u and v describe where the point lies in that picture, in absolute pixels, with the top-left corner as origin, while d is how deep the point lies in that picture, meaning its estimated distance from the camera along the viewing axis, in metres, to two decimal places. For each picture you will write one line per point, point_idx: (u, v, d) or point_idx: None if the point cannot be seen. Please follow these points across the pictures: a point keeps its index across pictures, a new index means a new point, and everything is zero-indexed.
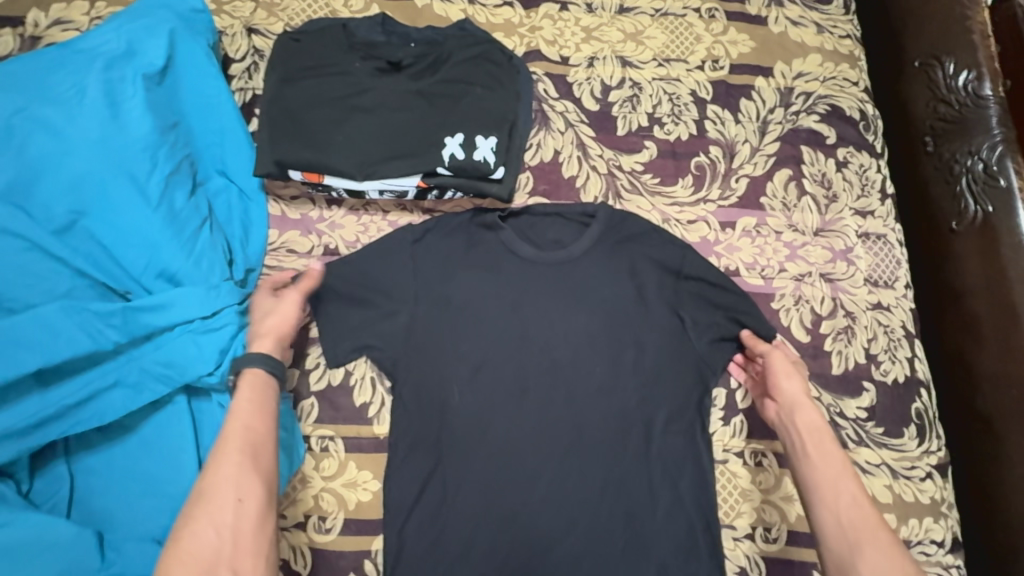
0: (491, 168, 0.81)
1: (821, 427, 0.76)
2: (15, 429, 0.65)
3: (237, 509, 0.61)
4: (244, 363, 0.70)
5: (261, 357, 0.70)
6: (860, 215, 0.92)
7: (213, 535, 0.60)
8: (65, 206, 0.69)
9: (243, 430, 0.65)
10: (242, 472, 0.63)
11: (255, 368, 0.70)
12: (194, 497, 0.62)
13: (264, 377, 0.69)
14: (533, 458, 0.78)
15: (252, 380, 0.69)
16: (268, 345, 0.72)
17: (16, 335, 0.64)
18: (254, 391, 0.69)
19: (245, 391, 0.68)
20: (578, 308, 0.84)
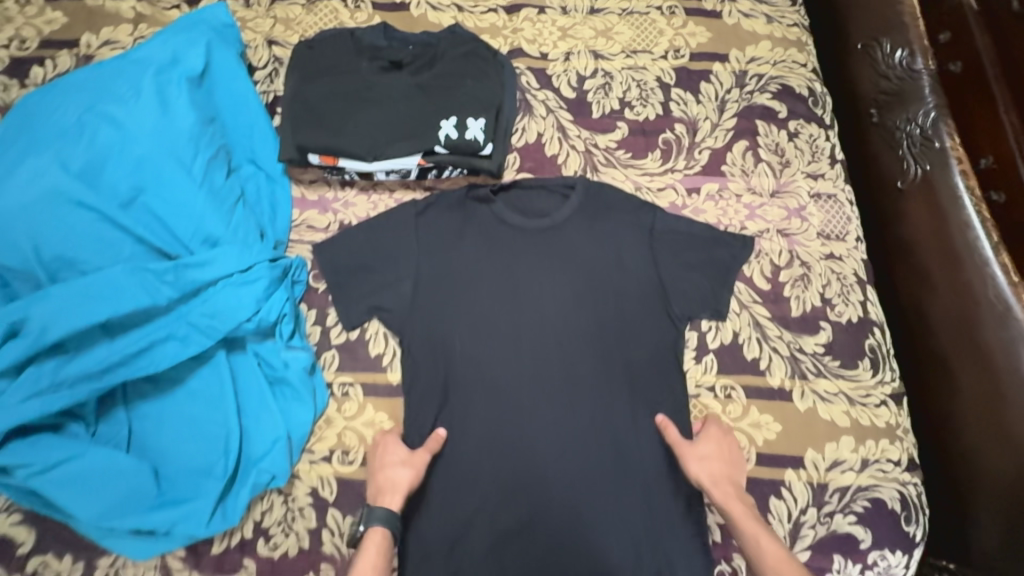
0: (481, 145, 0.93)
1: (735, 502, 0.83)
2: (88, 373, 0.76)
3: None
4: (372, 520, 0.79)
5: (381, 513, 0.80)
6: (811, 178, 1.04)
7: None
8: (127, 184, 0.80)
9: None
10: None
11: (378, 526, 0.79)
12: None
13: (383, 536, 0.79)
14: (527, 396, 0.89)
15: (379, 540, 0.78)
16: (390, 498, 0.82)
17: (88, 291, 0.75)
18: (378, 554, 0.78)
19: (372, 552, 0.77)
20: (563, 268, 0.96)
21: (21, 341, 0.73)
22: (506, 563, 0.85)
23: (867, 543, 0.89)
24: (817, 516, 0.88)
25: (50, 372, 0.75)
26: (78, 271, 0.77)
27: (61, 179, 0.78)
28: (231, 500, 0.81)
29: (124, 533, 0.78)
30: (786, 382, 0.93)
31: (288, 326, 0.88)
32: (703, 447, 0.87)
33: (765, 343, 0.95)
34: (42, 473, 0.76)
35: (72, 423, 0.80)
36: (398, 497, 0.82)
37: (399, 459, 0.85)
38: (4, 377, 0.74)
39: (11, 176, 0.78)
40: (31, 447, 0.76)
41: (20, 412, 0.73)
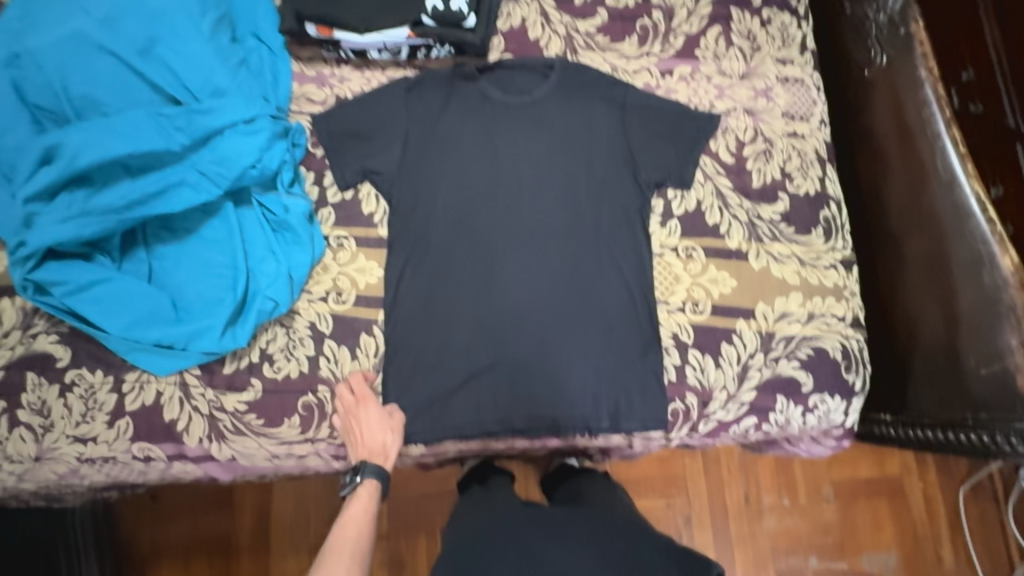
0: (464, 16, 1.00)
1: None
2: (113, 205, 0.86)
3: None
4: (366, 473, 0.88)
5: (372, 468, 0.88)
6: (780, 63, 1.10)
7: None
8: (143, 35, 0.89)
9: (356, 537, 0.82)
10: None
11: (370, 480, 0.88)
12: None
13: (373, 490, 0.88)
14: (503, 249, 0.98)
15: (371, 491, 0.88)
16: (381, 459, 0.89)
17: (111, 127, 0.85)
18: (368, 501, 0.87)
19: (364, 500, 0.87)
20: (542, 139, 1.03)
21: (52, 168, 0.83)
22: (482, 391, 0.95)
23: (808, 386, 0.98)
24: (764, 360, 0.97)
25: (80, 201, 0.85)
26: (100, 111, 0.86)
27: (83, 26, 0.86)
28: (239, 326, 0.92)
29: (148, 348, 0.90)
30: (742, 245, 1.01)
31: (288, 175, 0.98)
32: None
33: (725, 211, 1.02)
34: (77, 292, 0.88)
35: (100, 255, 0.91)
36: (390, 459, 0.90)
37: (386, 427, 0.91)
38: (40, 201, 0.84)
39: (39, 24, 0.87)
40: (67, 269, 0.88)
41: (55, 232, 0.83)
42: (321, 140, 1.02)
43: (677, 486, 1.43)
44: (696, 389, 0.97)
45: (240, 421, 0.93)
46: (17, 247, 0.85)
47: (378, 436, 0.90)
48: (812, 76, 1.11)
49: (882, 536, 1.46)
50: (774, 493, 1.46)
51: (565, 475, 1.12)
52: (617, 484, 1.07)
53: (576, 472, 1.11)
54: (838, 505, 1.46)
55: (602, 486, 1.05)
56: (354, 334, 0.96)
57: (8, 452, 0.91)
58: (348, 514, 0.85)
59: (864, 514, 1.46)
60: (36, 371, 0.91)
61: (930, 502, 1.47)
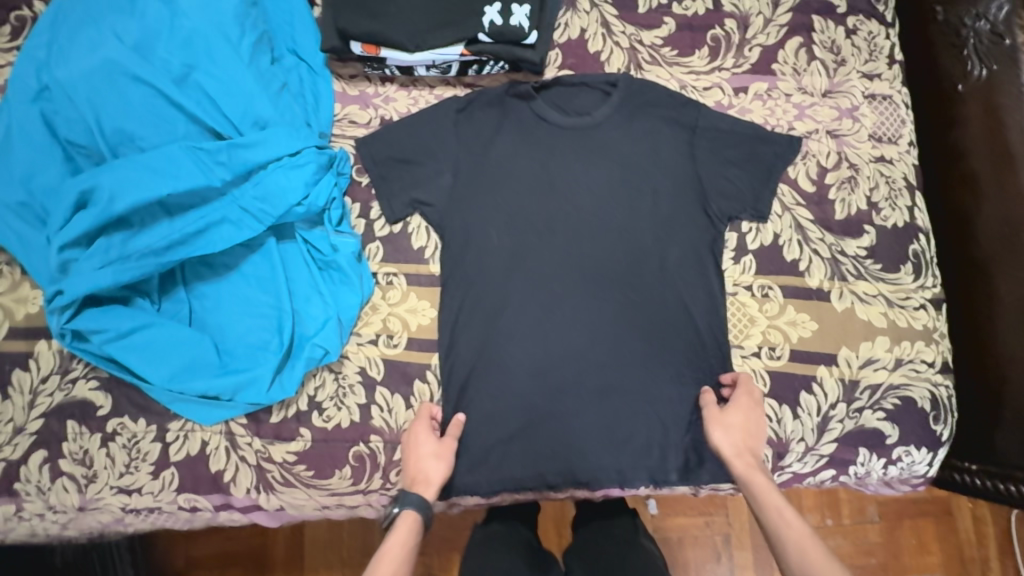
0: (526, 33, 0.90)
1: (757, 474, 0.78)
2: (153, 248, 0.80)
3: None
4: (405, 503, 0.78)
5: (414, 496, 0.79)
6: (867, 78, 1.00)
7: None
8: (179, 62, 0.81)
9: None
10: None
11: (410, 511, 0.78)
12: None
13: (414, 522, 0.77)
14: (563, 289, 0.92)
15: (411, 524, 0.77)
16: (423, 488, 0.81)
17: (149, 165, 0.78)
18: (408, 535, 0.76)
19: (402, 533, 0.76)
20: (603, 166, 0.95)
21: (89, 211, 0.77)
22: (539, 444, 0.89)
23: (893, 438, 0.91)
24: (846, 411, 0.90)
25: (118, 244, 0.80)
26: (136, 147, 0.80)
27: (115, 53, 0.79)
28: (287, 373, 0.87)
29: (192, 398, 0.85)
30: (824, 284, 0.93)
31: (336, 211, 0.92)
32: (732, 422, 0.83)
33: (806, 246, 0.94)
34: (117, 339, 0.83)
35: (139, 298, 0.86)
36: (433, 488, 0.81)
37: (431, 453, 0.84)
38: (77, 246, 0.78)
39: (68, 51, 0.80)
40: (107, 315, 0.83)
41: (92, 279, 0.78)
42: (366, 167, 0.95)
43: (717, 503, 1.24)
44: (772, 440, 0.90)
45: (289, 472, 0.88)
46: (54, 295, 0.79)
47: (422, 463, 0.83)
48: (901, 91, 1.00)
49: (927, 559, 1.27)
50: (816, 512, 1.27)
51: (583, 517, 1.04)
52: (638, 526, 1.02)
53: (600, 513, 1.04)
54: (883, 526, 1.28)
55: (620, 535, 1.00)
56: (406, 380, 0.90)
57: (50, 502, 0.86)
58: (384, 549, 0.74)
59: (909, 536, 1.28)
60: (76, 419, 0.87)
61: (978, 523, 1.28)
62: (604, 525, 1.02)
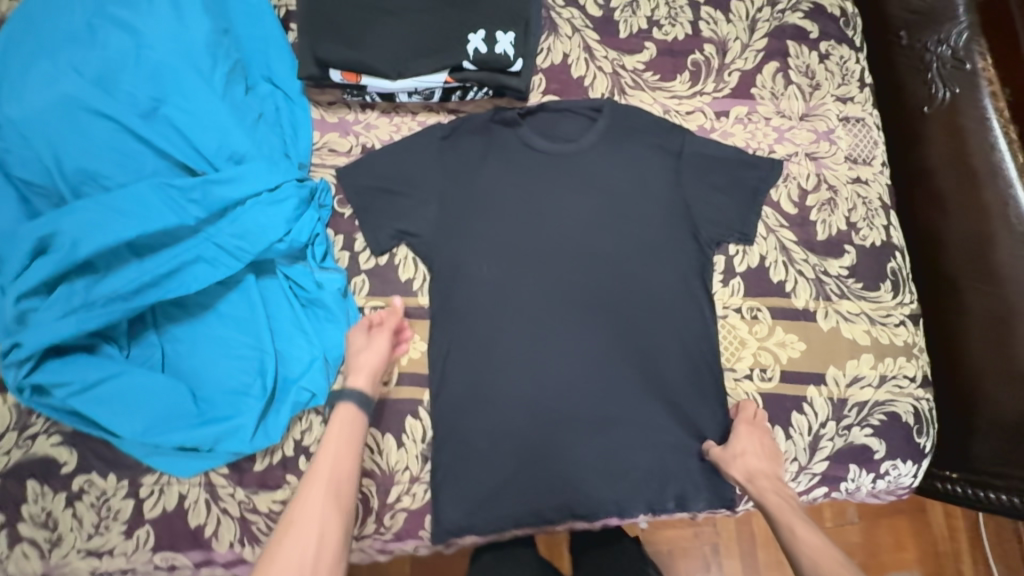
0: (511, 61, 0.88)
1: (771, 495, 0.80)
2: (121, 293, 0.75)
3: (320, 543, 0.67)
4: (344, 398, 0.78)
5: (351, 392, 0.78)
6: (841, 101, 1.02)
7: (299, 562, 0.65)
8: (146, 95, 0.76)
9: (329, 479, 0.72)
10: (296, 545, 0.66)
11: (349, 405, 0.78)
12: (284, 525, 0.68)
13: (358, 421, 0.78)
14: (556, 320, 0.91)
15: (349, 419, 0.77)
16: (361, 381, 0.80)
17: (115, 206, 0.73)
18: (348, 426, 0.77)
19: (340, 426, 0.77)
20: (588, 193, 0.95)
21: (49, 258, 0.71)
22: (536, 478, 0.87)
23: (880, 453, 0.93)
24: (836, 429, 0.92)
25: (82, 291, 0.74)
26: (101, 186, 0.74)
27: (74, 86, 0.73)
28: (272, 418, 0.83)
29: (168, 450, 0.80)
30: (810, 304, 0.94)
31: (319, 246, 0.89)
32: (746, 449, 0.85)
33: (791, 267, 0.96)
34: (83, 392, 0.77)
35: (106, 345, 0.80)
36: (370, 379, 0.81)
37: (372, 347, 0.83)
38: (37, 295, 0.73)
39: (21, 86, 0.74)
40: (70, 367, 0.76)
41: (54, 331, 0.72)
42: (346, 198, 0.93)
43: (708, 517, 1.24)
44: None
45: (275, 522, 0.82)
46: (10, 350, 0.73)
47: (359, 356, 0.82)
48: (873, 112, 1.04)
49: (902, 556, 1.29)
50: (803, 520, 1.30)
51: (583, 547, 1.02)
52: (647, 556, 1.00)
53: (602, 541, 1.02)
54: (862, 526, 1.31)
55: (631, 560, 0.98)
56: (399, 419, 0.88)
57: (8, 571, 0.79)
58: (326, 438, 0.76)
59: (887, 534, 1.31)
60: (37, 478, 0.80)
61: (953, 520, 1.33)
62: (604, 554, 1.00)
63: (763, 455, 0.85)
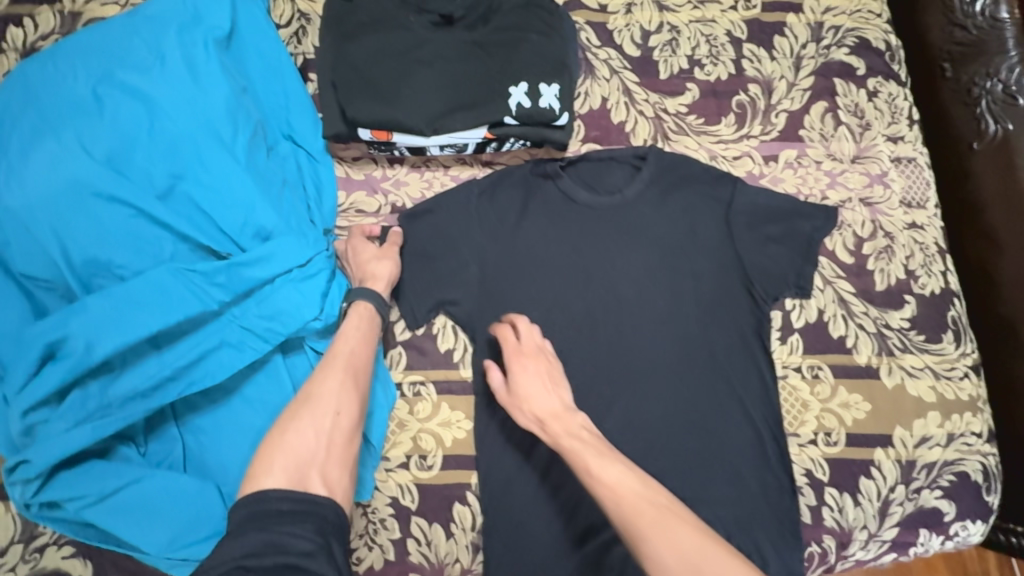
0: (557, 115, 0.82)
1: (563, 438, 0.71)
2: (137, 391, 0.67)
3: (335, 420, 0.67)
4: (355, 295, 0.76)
5: (362, 292, 0.76)
6: (892, 141, 0.98)
7: (312, 437, 0.65)
8: (164, 172, 0.70)
9: (349, 353, 0.72)
10: (310, 419, 0.66)
11: (364, 302, 0.76)
12: (300, 402, 0.68)
13: (372, 314, 0.76)
14: (609, 390, 0.84)
15: (363, 311, 0.75)
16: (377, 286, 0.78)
17: (131, 299, 0.66)
18: (363, 320, 0.75)
19: (356, 318, 0.75)
20: (637, 247, 0.88)
21: (60, 365, 0.64)
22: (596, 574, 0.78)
23: (951, 515, 0.88)
24: (906, 493, 0.87)
25: (97, 394, 0.66)
26: (115, 275, 0.68)
27: (82, 168, 0.68)
28: None
29: (196, 563, 0.71)
30: (873, 360, 0.90)
31: None
32: (529, 392, 0.76)
33: (851, 320, 0.91)
34: (98, 503, 0.68)
35: (122, 446, 0.72)
36: (383, 286, 0.78)
37: (375, 255, 0.80)
38: (47, 405, 0.65)
39: (25, 168, 0.68)
40: (84, 478, 0.68)
41: (66, 443, 0.64)
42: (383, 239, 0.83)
43: None
44: (834, 530, 0.85)
45: None
46: (17, 466, 0.65)
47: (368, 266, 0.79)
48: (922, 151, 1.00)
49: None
50: None
51: None
52: None
53: None
54: None
55: None
56: (445, 506, 0.80)
57: None
58: (342, 328, 0.74)
59: None
60: None
61: None
62: None
63: (548, 388, 0.76)
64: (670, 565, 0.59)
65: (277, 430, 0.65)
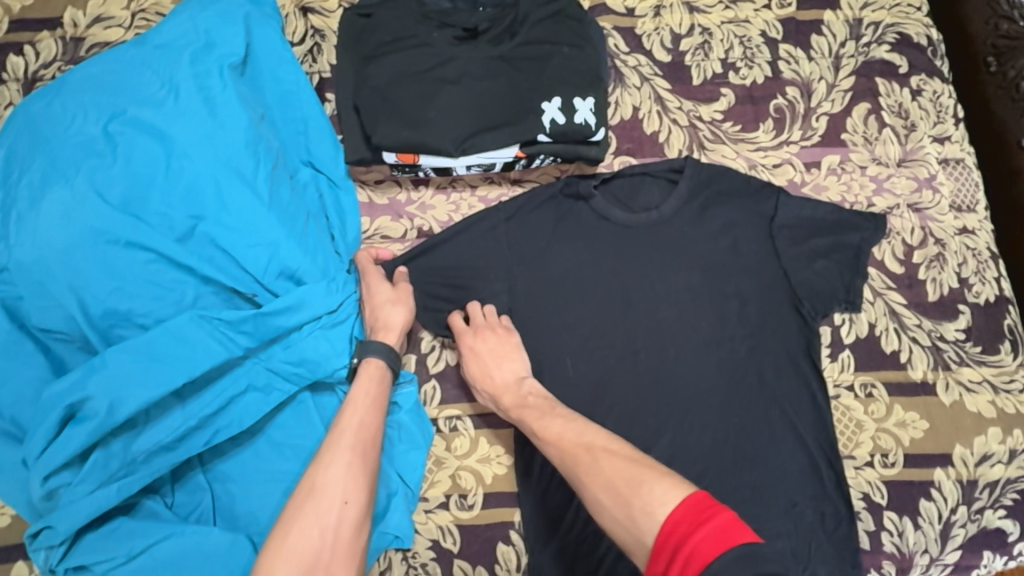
0: (593, 130, 0.78)
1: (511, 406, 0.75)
2: (163, 446, 0.64)
3: (342, 510, 0.60)
4: (366, 352, 0.70)
5: (376, 346, 0.70)
6: (939, 142, 0.93)
7: (318, 534, 0.58)
8: (182, 212, 0.67)
9: (358, 424, 0.65)
10: (316, 509, 0.59)
11: (377, 359, 0.70)
12: (305, 490, 0.61)
13: (384, 375, 0.70)
14: (656, 417, 0.80)
15: (375, 371, 0.69)
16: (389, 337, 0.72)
17: (156, 351, 0.62)
18: (374, 381, 0.69)
19: (365, 380, 0.69)
20: (678, 266, 0.83)
21: (82, 426, 0.60)
22: None
23: (1016, 536, 0.83)
24: (968, 514, 0.83)
25: (121, 452, 0.63)
26: (136, 325, 0.65)
27: (98, 215, 0.65)
28: None
29: None
30: (927, 375, 0.86)
31: None
32: (479, 367, 0.77)
33: (903, 334, 0.86)
34: (126, 564, 0.64)
35: (148, 500, 0.68)
36: (395, 336, 0.72)
37: (390, 297, 0.74)
38: (69, 468, 0.61)
39: (38, 213, 0.64)
40: (111, 537, 0.64)
41: (89, 506, 0.61)
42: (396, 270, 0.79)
43: None
44: (895, 556, 0.81)
45: None
46: (41, 529, 0.62)
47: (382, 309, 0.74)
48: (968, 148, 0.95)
49: None
50: None
51: None
52: None
53: None
54: None
55: None
56: (489, 547, 0.77)
57: None
58: (351, 395, 0.68)
59: None
60: None
61: None
62: None
63: (499, 361, 0.77)
64: (606, 503, 0.61)
65: (281, 525, 0.59)
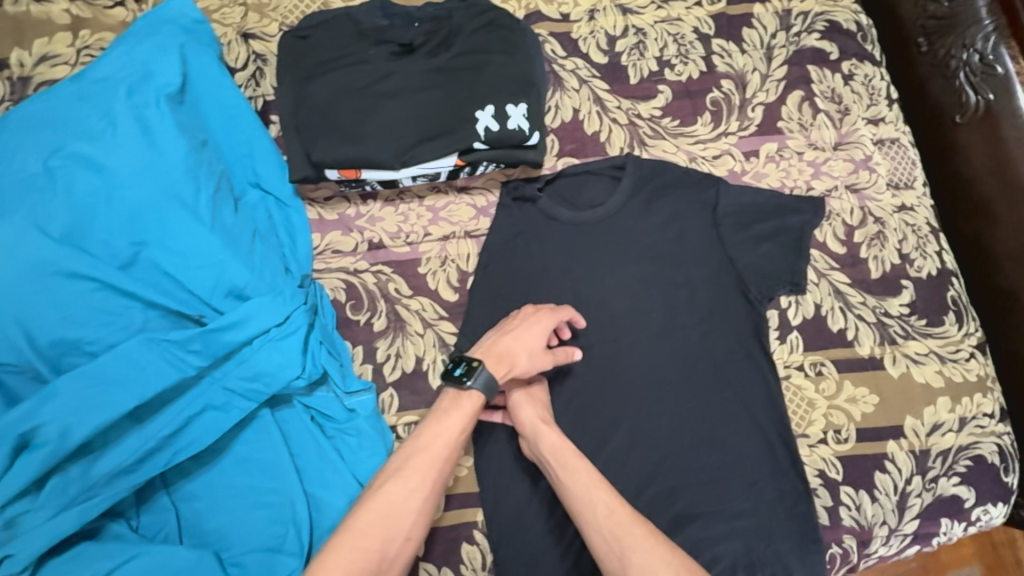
0: (528, 135, 0.80)
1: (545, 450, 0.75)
2: (119, 469, 0.65)
3: (402, 544, 0.63)
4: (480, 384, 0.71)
5: (488, 380, 0.72)
6: (873, 123, 0.96)
7: (376, 559, 0.61)
8: (126, 240, 0.69)
9: (444, 457, 0.68)
10: (383, 534, 0.63)
11: (480, 392, 0.72)
12: (378, 514, 0.63)
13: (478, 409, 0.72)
14: (612, 410, 0.82)
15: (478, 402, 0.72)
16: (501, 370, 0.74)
17: (107, 375, 0.64)
18: (471, 415, 0.71)
19: (462, 417, 0.70)
20: (625, 260, 0.86)
21: (36, 453, 0.62)
22: None
23: (971, 502, 0.85)
24: (923, 484, 0.85)
25: (78, 477, 0.64)
26: (86, 352, 0.67)
27: (42, 247, 0.67)
28: None
29: None
30: (875, 351, 0.88)
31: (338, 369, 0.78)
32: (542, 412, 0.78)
33: (849, 312, 0.89)
34: None
35: (113, 523, 0.70)
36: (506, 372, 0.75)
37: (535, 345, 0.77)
38: (26, 495, 0.63)
39: None
40: (74, 562, 0.65)
41: (49, 531, 0.62)
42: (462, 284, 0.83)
43: None
44: (854, 530, 0.83)
45: None
46: None
47: (512, 339, 0.75)
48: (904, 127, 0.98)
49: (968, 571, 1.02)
50: None
51: None
52: None
53: None
54: None
55: None
56: (454, 547, 0.78)
57: None
58: (440, 426, 0.70)
59: None
60: None
61: None
62: None
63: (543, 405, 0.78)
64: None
65: (342, 537, 0.61)
